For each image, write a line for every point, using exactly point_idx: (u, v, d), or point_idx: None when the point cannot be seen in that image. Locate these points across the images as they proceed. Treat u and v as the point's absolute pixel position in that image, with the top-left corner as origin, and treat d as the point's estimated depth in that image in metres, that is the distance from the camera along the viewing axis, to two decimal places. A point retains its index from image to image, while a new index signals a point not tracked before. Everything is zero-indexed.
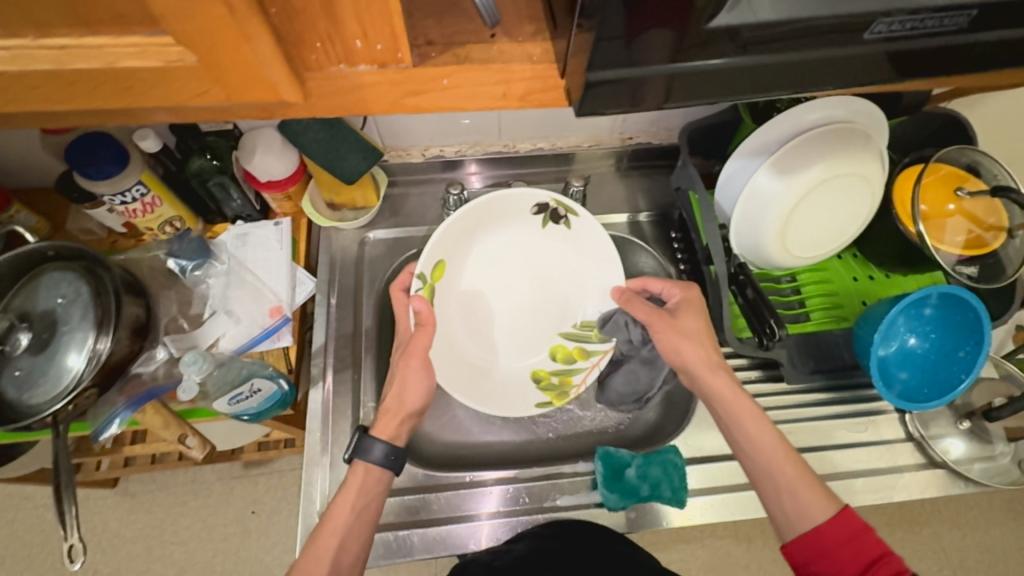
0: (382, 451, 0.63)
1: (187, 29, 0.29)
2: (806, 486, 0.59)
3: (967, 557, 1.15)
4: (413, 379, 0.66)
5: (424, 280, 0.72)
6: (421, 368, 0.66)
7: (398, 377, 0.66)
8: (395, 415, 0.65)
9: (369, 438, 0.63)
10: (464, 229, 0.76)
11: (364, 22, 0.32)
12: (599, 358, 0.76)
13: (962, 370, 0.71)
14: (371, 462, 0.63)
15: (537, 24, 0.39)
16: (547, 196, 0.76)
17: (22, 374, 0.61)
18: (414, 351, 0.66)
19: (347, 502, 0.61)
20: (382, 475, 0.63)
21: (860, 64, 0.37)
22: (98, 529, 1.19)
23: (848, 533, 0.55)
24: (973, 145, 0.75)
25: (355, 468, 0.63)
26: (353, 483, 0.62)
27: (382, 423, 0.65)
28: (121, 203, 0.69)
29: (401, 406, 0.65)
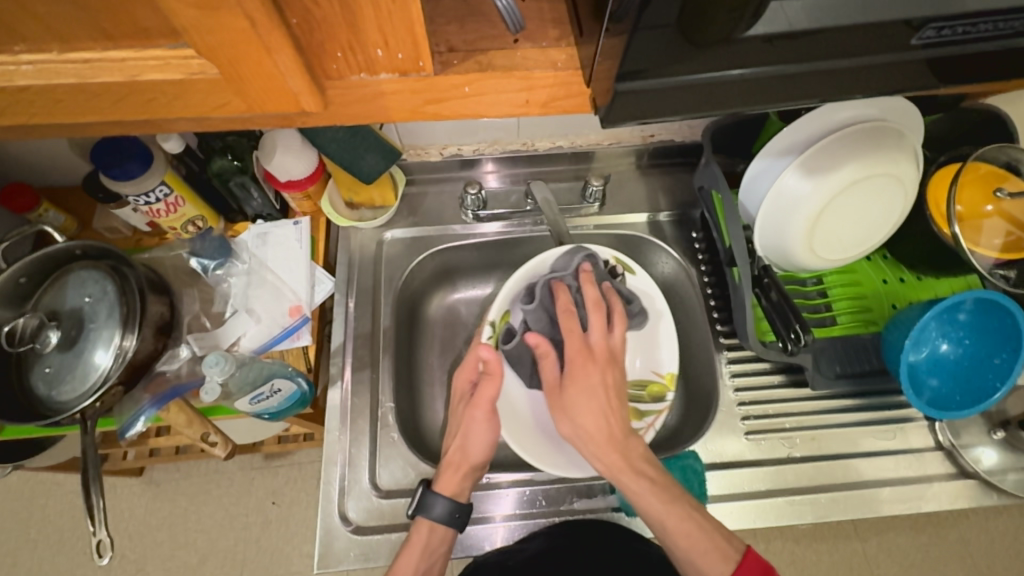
0: (445, 509, 0.64)
1: (208, 42, 0.29)
2: (710, 556, 0.58)
3: (995, 564, 1.12)
4: (475, 429, 0.68)
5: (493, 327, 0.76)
6: (485, 418, 0.68)
7: (464, 430, 0.68)
8: (459, 468, 0.67)
9: (431, 495, 0.65)
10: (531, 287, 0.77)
11: (385, 32, 0.31)
12: (653, 419, 0.73)
13: (997, 379, 0.68)
14: (434, 521, 0.64)
15: (561, 28, 0.38)
16: (609, 252, 0.77)
17: (52, 371, 0.62)
18: (480, 402, 0.69)
19: (411, 563, 0.63)
20: (445, 535, 0.65)
21: (901, 69, 0.35)
22: (124, 515, 1.22)
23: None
24: (1014, 141, 0.72)
25: (418, 527, 0.65)
26: (417, 542, 0.64)
27: (444, 478, 0.67)
28: (145, 203, 0.70)
29: (463, 459, 0.68)
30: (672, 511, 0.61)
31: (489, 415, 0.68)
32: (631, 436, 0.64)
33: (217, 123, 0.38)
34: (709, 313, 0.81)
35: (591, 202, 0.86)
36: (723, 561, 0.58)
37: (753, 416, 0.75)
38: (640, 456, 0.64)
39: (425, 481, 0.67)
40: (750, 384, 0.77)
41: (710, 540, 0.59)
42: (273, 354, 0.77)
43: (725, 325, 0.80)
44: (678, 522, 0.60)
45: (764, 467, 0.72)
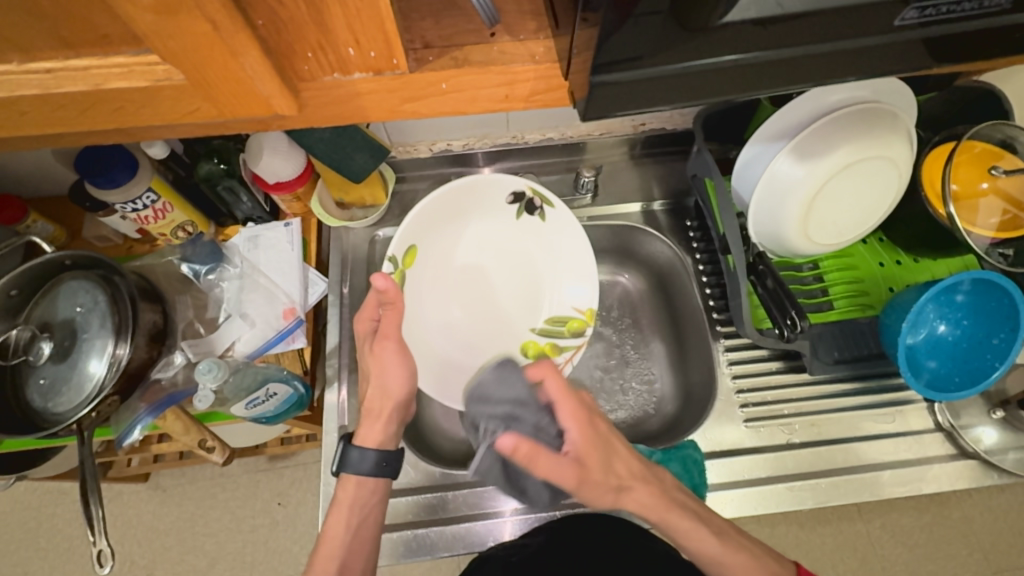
0: (371, 460, 0.63)
1: (170, 47, 0.28)
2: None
3: (1000, 542, 1.12)
4: (390, 366, 0.64)
5: (394, 263, 0.73)
6: (396, 350, 0.63)
7: (380, 368, 0.64)
8: (381, 415, 0.64)
9: (352, 448, 0.63)
10: (437, 216, 0.76)
11: (355, 30, 0.30)
12: (571, 354, 0.76)
13: (996, 359, 0.68)
14: (361, 476, 0.62)
15: (539, 20, 0.37)
16: (524, 184, 0.76)
17: (46, 382, 0.62)
18: (388, 333, 0.63)
19: (342, 521, 0.61)
20: (375, 487, 0.63)
21: (886, 51, 0.35)
22: (132, 522, 1.23)
23: None
24: (1009, 118, 0.71)
25: (344, 484, 0.63)
26: (344, 500, 0.62)
27: (365, 429, 0.65)
28: (133, 210, 0.69)
29: (382, 406, 0.65)
30: (724, 546, 0.60)
31: (401, 345, 0.64)
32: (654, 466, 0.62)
33: (193, 130, 0.37)
34: (706, 302, 0.80)
35: (584, 193, 0.85)
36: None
37: (751, 403, 0.75)
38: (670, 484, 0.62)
39: (348, 437, 0.66)
40: (747, 372, 0.77)
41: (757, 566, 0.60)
42: (269, 358, 0.77)
43: (721, 313, 0.80)
44: (728, 551, 0.60)
45: (764, 454, 0.72)
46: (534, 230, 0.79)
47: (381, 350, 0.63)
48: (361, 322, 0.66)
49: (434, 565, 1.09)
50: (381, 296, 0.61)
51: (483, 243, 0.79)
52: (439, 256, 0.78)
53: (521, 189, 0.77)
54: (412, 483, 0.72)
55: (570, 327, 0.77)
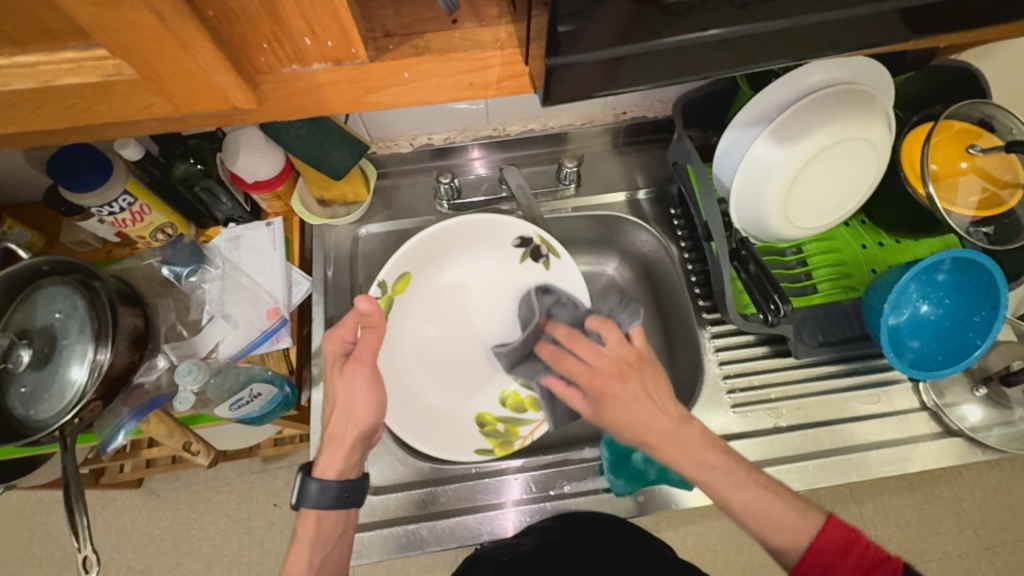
0: (328, 494, 0.60)
1: (116, 40, 0.27)
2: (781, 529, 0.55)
3: (988, 517, 1.14)
4: (357, 392, 0.62)
5: (383, 289, 0.73)
6: (367, 375, 0.62)
7: (344, 399, 0.62)
8: (342, 445, 0.62)
9: (312, 481, 0.61)
10: (435, 245, 0.76)
11: (309, 19, 0.30)
12: None
13: (977, 336, 0.68)
14: (317, 510, 0.60)
15: (500, 5, 0.36)
16: (533, 231, 0.76)
17: (27, 390, 0.61)
18: (362, 357, 0.62)
19: (304, 557, 0.60)
20: (336, 520, 0.62)
21: (846, 26, 0.35)
22: (127, 528, 1.22)
23: (841, 543, 0.54)
24: (987, 96, 0.71)
25: (304, 519, 0.61)
26: (305, 535, 0.60)
27: (325, 459, 0.62)
28: (110, 213, 0.68)
29: (346, 434, 0.62)
30: (742, 491, 0.57)
31: (373, 372, 0.62)
32: (689, 421, 0.61)
33: (153, 127, 0.37)
34: (692, 290, 0.80)
35: (567, 183, 0.84)
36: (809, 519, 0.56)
37: (738, 388, 0.76)
38: (698, 443, 0.59)
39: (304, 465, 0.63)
40: (734, 357, 0.77)
41: (787, 508, 0.56)
42: (254, 359, 0.76)
43: (707, 300, 0.80)
44: (747, 501, 0.57)
45: (752, 439, 0.73)
46: (532, 278, 0.79)
47: (352, 373, 0.62)
48: (332, 342, 0.64)
49: (431, 561, 1.09)
50: (364, 320, 0.61)
51: (473, 276, 0.80)
52: (427, 290, 0.78)
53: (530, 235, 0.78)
54: (400, 479, 0.72)
55: None
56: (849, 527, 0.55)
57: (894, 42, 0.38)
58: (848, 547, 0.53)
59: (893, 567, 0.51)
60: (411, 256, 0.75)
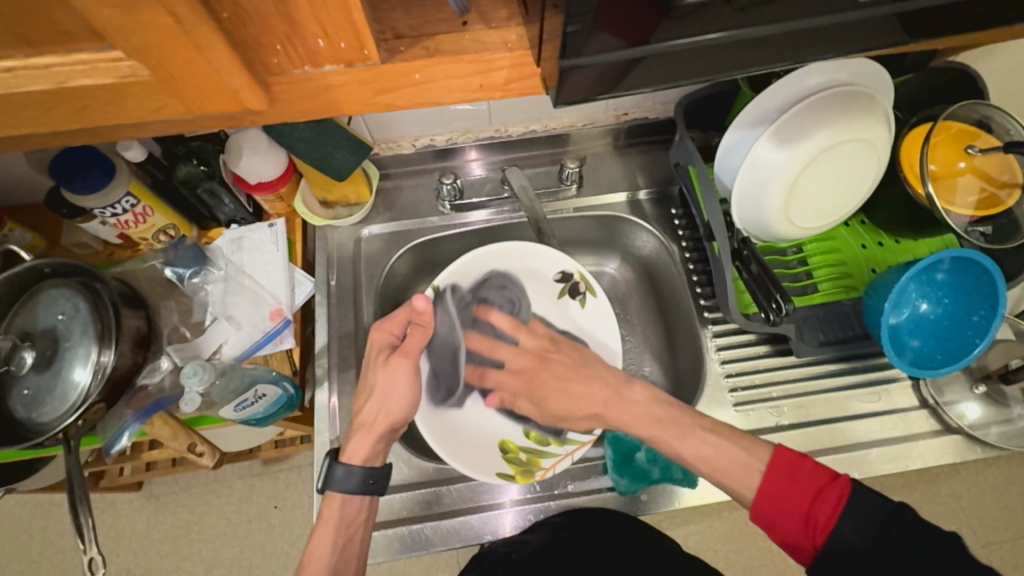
0: (358, 478, 0.62)
1: (132, 42, 0.28)
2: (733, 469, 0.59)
3: (987, 515, 1.15)
4: (398, 383, 0.64)
5: (435, 293, 0.75)
6: (409, 368, 0.65)
7: (382, 391, 0.64)
8: (376, 431, 0.63)
9: (338, 466, 0.62)
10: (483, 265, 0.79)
11: (322, 21, 0.30)
12: (574, 448, 0.72)
13: (977, 335, 0.69)
14: (346, 495, 0.61)
15: (510, 8, 0.36)
16: (575, 266, 0.79)
17: (30, 393, 0.61)
18: (408, 351, 0.65)
19: (328, 540, 0.61)
20: (361, 505, 0.62)
21: (849, 30, 0.35)
22: (126, 531, 1.22)
23: (786, 474, 0.56)
24: (984, 97, 0.72)
25: (330, 502, 0.62)
26: (332, 517, 0.61)
27: (353, 445, 0.63)
28: (113, 215, 0.68)
29: (375, 422, 0.64)
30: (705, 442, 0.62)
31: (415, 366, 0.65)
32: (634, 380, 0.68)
33: (163, 128, 0.37)
34: (693, 289, 0.80)
35: (569, 184, 0.85)
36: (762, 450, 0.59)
37: (740, 387, 0.76)
38: (644, 399, 0.66)
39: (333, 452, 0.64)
40: (736, 356, 0.77)
41: (736, 448, 0.60)
42: (257, 360, 0.76)
43: (709, 300, 0.80)
44: (694, 447, 0.62)
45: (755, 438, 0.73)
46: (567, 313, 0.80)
47: (396, 364, 0.65)
48: (379, 332, 0.67)
49: (432, 563, 1.09)
50: (415, 316, 0.66)
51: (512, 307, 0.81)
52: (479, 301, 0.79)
53: (570, 270, 0.80)
54: (403, 480, 0.72)
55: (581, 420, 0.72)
56: (798, 455, 0.57)
57: (895, 44, 0.39)
58: (796, 472, 0.55)
59: (837, 488, 0.53)
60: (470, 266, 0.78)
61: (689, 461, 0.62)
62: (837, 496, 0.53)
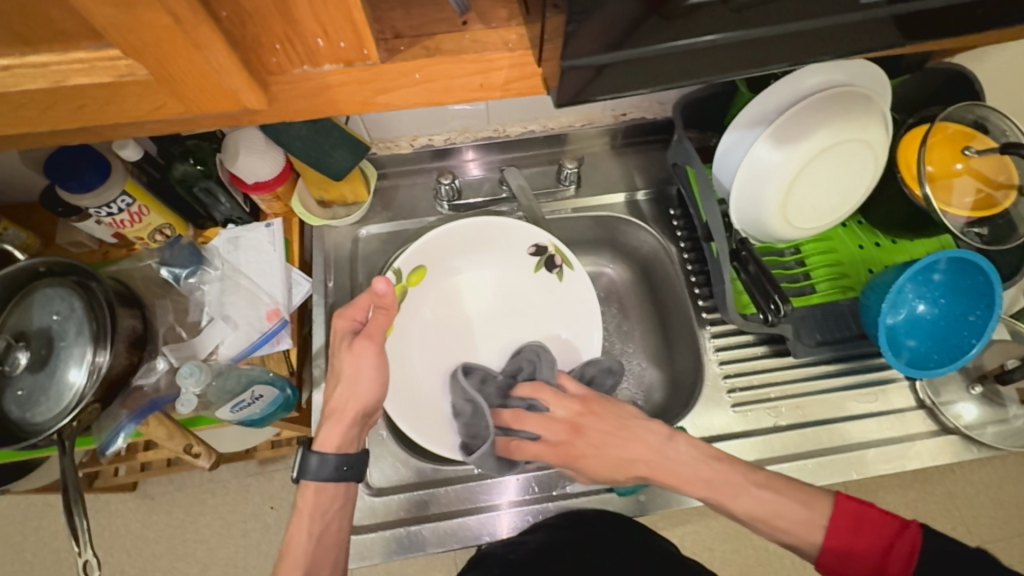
0: (330, 465, 0.61)
1: (130, 41, 0.27)
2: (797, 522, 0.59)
3: (981, 514, 1.15)
4: (365, 368, 0.63)
5: (398, 277, 0.73)
6: (376, 353, 0.64)
7: (349, 378, 0.63)
8: (346, 416, 0.63)
9: (312, 455, 0.62)
10: (453, 244, 0.77)
11: (322, 20, 0.30)
12: None
13: (973, 335, 0.70)
14: (319, 482, 0.61)
15: (511, 8, 0.36)
16: (548, 241, 0.77)
17: (24, 393, 0.60)
18: (373, 334, 0.63)
19: (304, 529, 0.60)
20: (336, 492, 0.62)
21: (849, 31, 0.35)
22: (121, 532, 1.21)
23: (854, 524, 0.57)
24: (981, 99, 0.72)
25: (304, 492, 0.61)
26: (305, 507, 0.61)
27: (326, 432, 0.63)
28: (108, 214, 0.68)
29: (347, 408, 0.63)
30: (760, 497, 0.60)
31: (381, 349, 0.64)
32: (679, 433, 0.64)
33: (161, 128, 0.37)
34: (690, 290, 0.80)
35: (567, 184, 0.85)
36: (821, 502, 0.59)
37: (738, 388, 0.76)
38: (689, 458, 0.62)
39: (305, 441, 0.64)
40: (733, 357, 0.77)
41: (794, 501, 0.60)
42: (253, 360, 0.76)
43: (707, 300, 0.80)
44: (751, 505, 0.60)
45: (752, 438, 0.73)
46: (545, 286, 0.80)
47: (361, 349, 0.63)
48: (341, 320, 0.64)
49: (429, 563, 1.09)
50: (377, 300, 0.63)
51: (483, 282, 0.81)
52: (440, 277, 0.79)
53: (544, 243, 0.78)
54: (401, 480, 0.71)
55: None
56: (861, 502, 0.58)
57: (893, 47, 0.39)
58: (864, 522, 0.56)
59: (910, 536, 0.54)
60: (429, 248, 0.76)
61: (687, 462, 0.62)
62: (911, 544, 0.54)
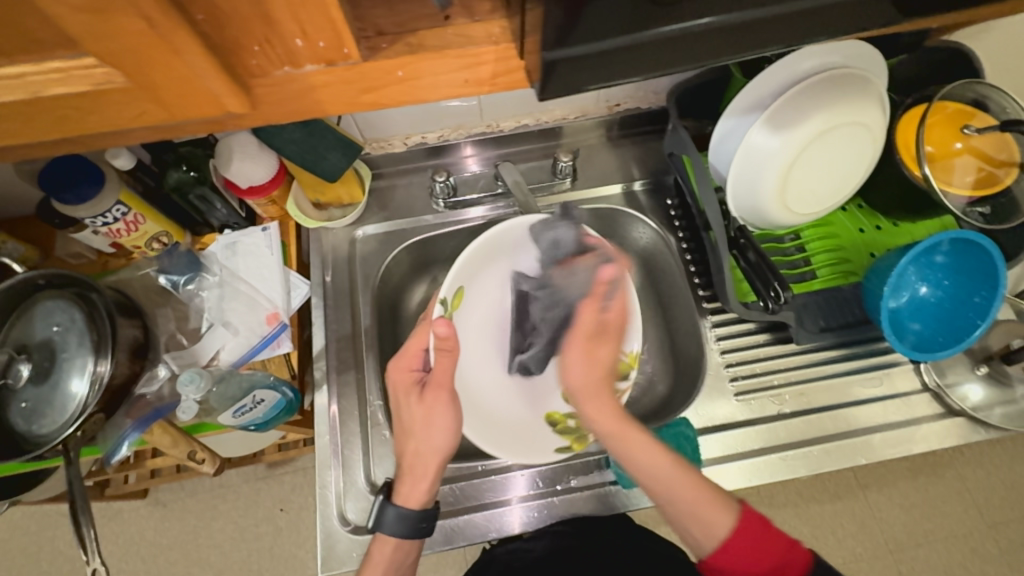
0: (409, 522, 0.61)
1: (105, 48, 0.27)
2: (711, 505, 0.54)
3: (992, 495, 1.15)
4: (439, 419, 0.63)
5: (445, 305, 0.72)
6: (448, 399, 0.63)
7: (426, 423, 0.62)
8: (422, 479, 0.62)
9: (391, 508, 0.62)
10: (486, 258, 0.77)
11: (301, 20, 0.30)
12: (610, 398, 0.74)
13: (978, 317, 0.68)
14: (394, 538, 0.62)
15: (493, 0, 0.36)
16: (568, 222, 0.72)
17: (28, 406, 0.60)
18: (442, 380, 0.63)
19: None
20: (411, 547, 0.63)
21: (833, 14, 0.35)
22: (134, 538, 1.22)
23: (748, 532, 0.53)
24: (980, 75, 0.71)
25: (380, 545, 0.62)
26: (381, 559, 0.62)
27: (407, 489, 0.62)
28: (104, 224, 0.67)
29: (422, 464, 0.62)
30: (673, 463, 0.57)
31: (453, 396, 0.63)
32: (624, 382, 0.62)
33: (145, 135, 0.36)
34: (690, 279, 0.80)
35: (563, 178, 0.84)
36: (722, 510, 0.54)
37: (741, 376, 0.76)
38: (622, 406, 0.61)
39: (383, 493, 0.64)
40: (736, 346, 0.77)
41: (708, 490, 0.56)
42: (255, 366, 0.76)
43: (707, 289, 0.80)
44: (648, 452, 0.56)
45: (755, 427, 0.73)
46: None
47: (433, 399, 0.63)
48: (399, 372, 0.66)
49: (441, 560, 1.09)
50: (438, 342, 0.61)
51: None
52: (483, 293, 0.78)
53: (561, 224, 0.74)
54: None
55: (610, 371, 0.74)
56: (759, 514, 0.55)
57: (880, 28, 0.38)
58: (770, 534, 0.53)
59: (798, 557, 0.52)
60: (464, 271, 0.75)
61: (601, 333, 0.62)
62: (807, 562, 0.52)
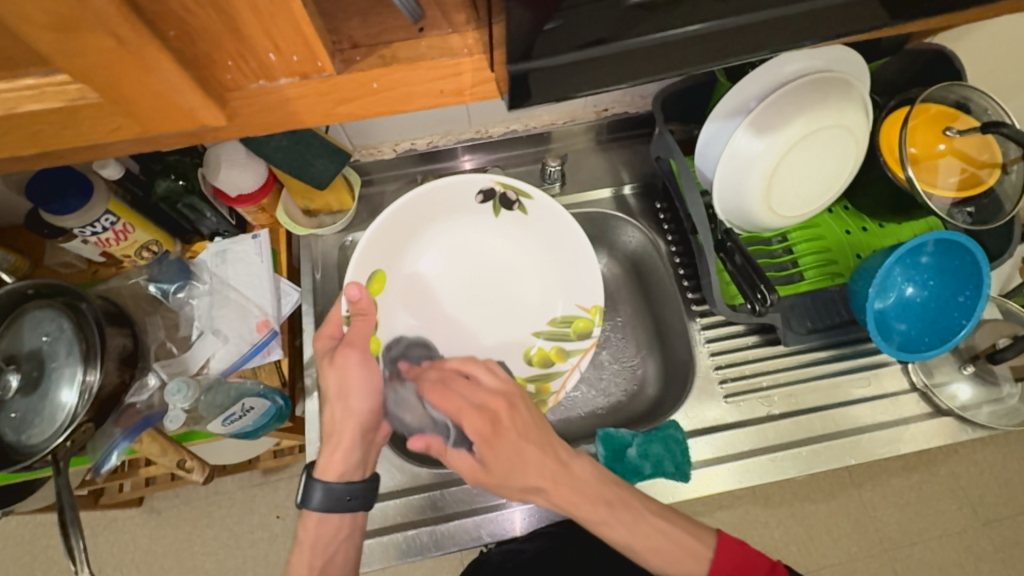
0: (324, 494, 0.62)
1: (75, 65, 0.28)
2: (683, 561, 0.59)
3: (986, 493, 1.15)
4: (350, 376, 0.65)
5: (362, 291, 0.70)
6: (359, 359, 0.65)
7: (348, 386, 0.65)
8: (339, 445, 0.64)
9: (315, 482, 0.63)
10: (403, 230, 0.73)
11: (273, 35, 0.30)
12: (578, 359, 0.74)
13: (963, 316, 0.69)
14: (317, 512, 0.62)
15: (467, 12, 0.36)
16: (490, 180, 0.72)
17: (18, 416, 0.60)
18: (353, 341, 0.66)
19: (305, 560, 0.63)
20: (340, 522, 0.63)
21: (795, 24, 0.35)
22: (128, 547, 1.22)
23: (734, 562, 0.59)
24: (962, 77, 0.71)
25: (305, 521, 0.63)
26: (307, 536, 0.63)
27: (327, 460, 0.64)
28: (92, 234, 0.68)
29: (342, 430, 0.64)
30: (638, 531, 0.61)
31: (364, 355, 0.66)
32: (574, 461, 0.63)
33: (123, 148, 0.37)
34: (679, 282, 0.80)
35: (551, 182, 0.85)
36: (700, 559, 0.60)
37: (729, 379, 0.76)
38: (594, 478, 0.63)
39: (309, 469, 0.65)
40: (724, 348, 0.77)
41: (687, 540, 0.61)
42: (245, 373, 0.76)
43: (696, 292, 0.80)
44: (643, 535, 0.60)
45: (745, 428, 0.73)
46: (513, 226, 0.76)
47: (344, 359, 0.65)
48: (320, 339, 0.68)
49: (436, 565, 1.09)
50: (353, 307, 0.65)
51: (467, 245, 0.77)
52: (406, 265, 0.74)
53: (489, 185, 0.74)
54: (396, 485, 0.71)
55: (575, 330, 0.75)
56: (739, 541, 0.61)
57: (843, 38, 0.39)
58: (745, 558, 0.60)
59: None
60: (379, 252, 0.71)
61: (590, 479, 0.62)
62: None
